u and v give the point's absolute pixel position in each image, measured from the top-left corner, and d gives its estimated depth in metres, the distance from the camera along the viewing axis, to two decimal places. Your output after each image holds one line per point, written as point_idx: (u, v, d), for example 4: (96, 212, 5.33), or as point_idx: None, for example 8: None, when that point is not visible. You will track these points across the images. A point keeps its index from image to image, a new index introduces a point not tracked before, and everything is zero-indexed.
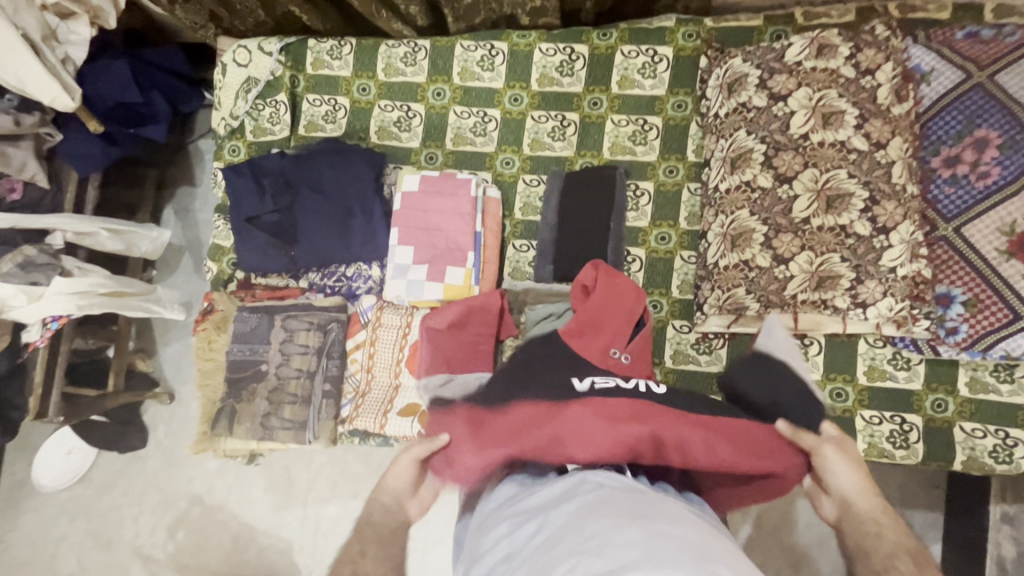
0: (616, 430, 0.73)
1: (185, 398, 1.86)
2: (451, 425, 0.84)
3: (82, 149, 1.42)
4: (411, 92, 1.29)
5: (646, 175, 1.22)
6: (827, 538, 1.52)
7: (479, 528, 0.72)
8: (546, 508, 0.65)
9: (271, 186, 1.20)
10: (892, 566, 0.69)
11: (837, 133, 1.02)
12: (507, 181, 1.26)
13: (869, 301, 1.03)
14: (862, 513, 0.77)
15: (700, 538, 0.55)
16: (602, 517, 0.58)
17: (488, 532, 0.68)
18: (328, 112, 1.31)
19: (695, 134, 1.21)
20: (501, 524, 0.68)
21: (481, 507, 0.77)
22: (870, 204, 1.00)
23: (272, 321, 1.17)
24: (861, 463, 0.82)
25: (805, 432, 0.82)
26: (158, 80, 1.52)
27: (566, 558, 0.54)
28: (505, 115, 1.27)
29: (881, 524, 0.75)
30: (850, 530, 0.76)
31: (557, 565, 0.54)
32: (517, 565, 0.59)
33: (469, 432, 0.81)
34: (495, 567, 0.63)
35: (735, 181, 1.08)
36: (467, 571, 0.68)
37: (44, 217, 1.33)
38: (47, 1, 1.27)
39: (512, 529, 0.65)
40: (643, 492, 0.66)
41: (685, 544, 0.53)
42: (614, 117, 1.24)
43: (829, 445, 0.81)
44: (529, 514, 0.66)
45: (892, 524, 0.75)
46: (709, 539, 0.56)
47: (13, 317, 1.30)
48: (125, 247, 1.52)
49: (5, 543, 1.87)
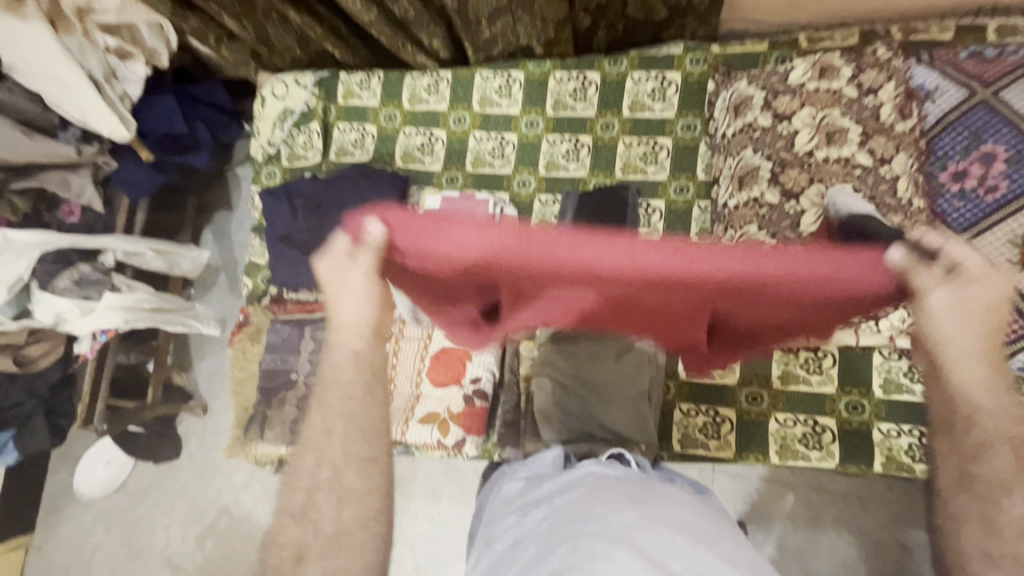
0: (639, 259, 0.60)
1: (217, 411, 1.94)
2: (458, 292, 0.76)
3: (133, 175, 1.54)
4: (434, 119, 1.38)
5: (657, 193, 1.27)
6: (853, 561, 1.49)
7: (501, 510, 0.90)
8: (553, 498, 0.83)
9: (303, 206, 1.29)
10: (987, 452, 0.69)
11: (841, 150, 1.05)
12: (524, 200, 1.33)
13: (883, 315, 1.06)
14: (957, 343, 0.67)
15: (678, 514, 0.74)
16: (608, 501, 0.76)
17: (502, 521, 0.86)
18: (357, 139, 1.41)
19: (705, 154, 1.26)
20: (514, 514, 0.86)
21: (496, 500, 0.95)
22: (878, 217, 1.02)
23: (302, 332, 1.24)
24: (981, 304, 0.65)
25: (911, 271, 0.63)
26: (203, 113, 1.65)
27: (580, 531, 0.71)
28: (521, 139, 1.34)
29: (975, 364, 0.68)
30: (941, 359, 0.70)
31: (572, 536, 0.71)
32: (537, 535, 0.76)
33: (459, 278, 0.70)
34: (516, 538, 0.80)
35: (743, 198, 1.12)
36: (490, 542, 0.84)
37: (99, 238, 1.43)
38: (109, 44, 1.41)
39: (523, 516, 0.83)
40: (634, 478, 0.86)
41: (666, 520, 0.73)
42: (626, 139, 1.30)
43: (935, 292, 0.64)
44: (539, 505, 0.84)
45: (990, 376, 0.68)
46: (687, 515, 0.76)
47: (67, 329, 1.41)
48: (168, 266, 1.64)
49: (45, 549, 1.96)
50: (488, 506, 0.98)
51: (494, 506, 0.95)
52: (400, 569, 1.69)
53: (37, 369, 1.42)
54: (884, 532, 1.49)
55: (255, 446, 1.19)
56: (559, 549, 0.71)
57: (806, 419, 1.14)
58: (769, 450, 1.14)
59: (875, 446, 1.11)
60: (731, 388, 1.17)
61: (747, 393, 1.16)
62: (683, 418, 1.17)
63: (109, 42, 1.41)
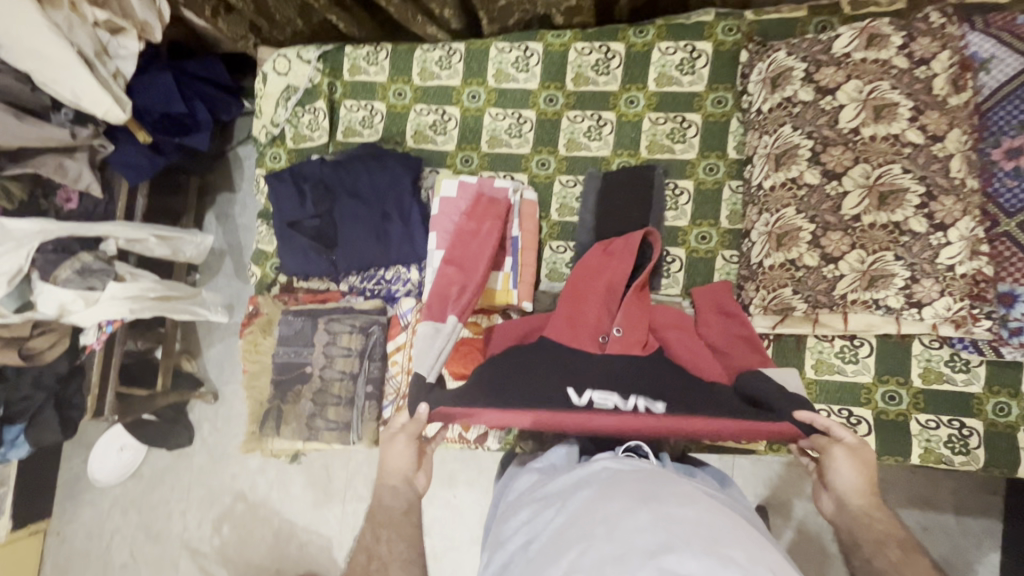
0: (612, 428, 0.94)
1: (228, 398, 1.92)
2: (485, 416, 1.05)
3: (131, 159, 1.47)
4: (446, 96, 1.30)
5: (685, 174, 1.20)
6: None
7: (506, 515, 0.80)
8: (564, 494, 0.72)
9: (311, 191, 1.22)
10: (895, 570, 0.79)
11: (890, 127, 0.98)
12: (543, 182, 1.26)
13: (925, 301, 0.99)
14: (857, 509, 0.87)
15: (701, 517, 0.59)
16: (616, 502, 0.63)
17: (513, 518, 0.76)
18: (365, 118, 1.33)
19: (737, 131, 1.19)
20: (525, 511, 0.76)
21: (511, 496, 0.86)
22: (927, 200, 0.96)
23: (316, 323, 1.19)
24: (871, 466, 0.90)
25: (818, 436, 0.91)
26: (201, 91, 1.57)
27: (577, 544, 0.58)
28: (540, 116, 1.27)
29: (872, 516, 0.86)
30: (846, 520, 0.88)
31: (569, 549, 0.58)
32: (536, 545, 0.65)
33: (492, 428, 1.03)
34: (519, 548, 0.69)
35: (780, 178, 1.05)
36: (494, 552, 0.75)
37: (100, 225, 1.38)
38: (98, 17, 1.32)
39: (534, 514, 0.72)
40: (653, 472, 0.72)
41: (690, 524, 0.57)
42: (651, 115, 1.22)
43: (837, 446, 0.90)
44: (549, 502, 0.73)
45: (884, 518, 0.86)
46: (719, 519, 0.60)
47: (72, 321, 1.36)
48: (172, 252, 1.58)
49: (64, 534, 1.97)
50: (501, 504, 0.89)
51: (509, 502, 0.86)
52: None
53: (45, 362, 1.38)
54: None
55: (272, 441, 1.16)
56: (561, 555, 0.59)
57: (841, 410, 1.10)
58: None
59: (912, 437, 1.07)
60: None
61: None
62: None
63: (98, 15, 1.32)
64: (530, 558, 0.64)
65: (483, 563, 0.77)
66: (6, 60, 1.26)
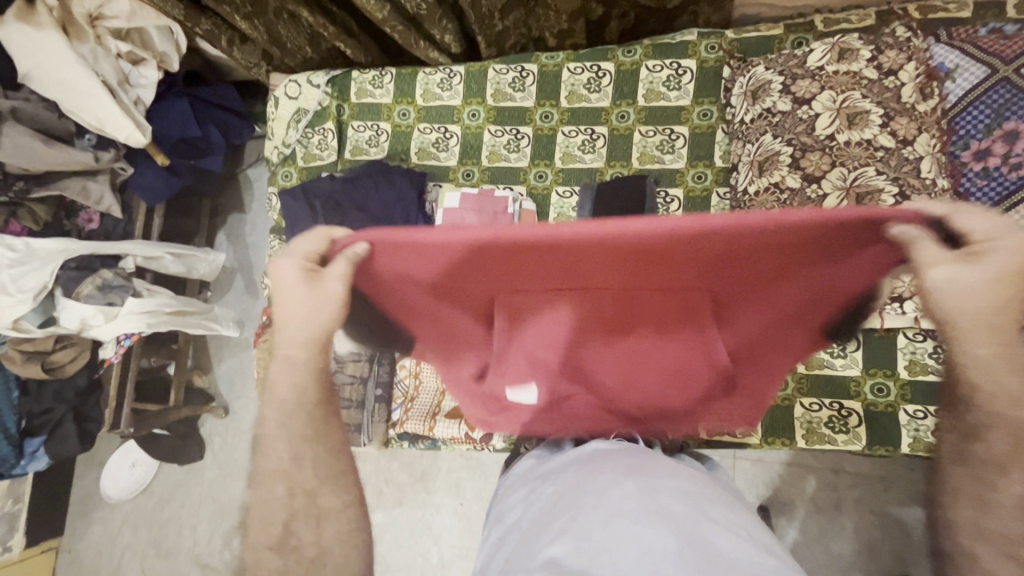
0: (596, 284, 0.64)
1: (239, 411, 1.96)
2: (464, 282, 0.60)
3: (149, 180, 1.55)
4: (448, 115, 1.38)
5: (675, 182, 1.27)
6: (877, 543, 1.50)
7: (501, 497, 0.84)
8: (557, 471, 0.76)
9: (322, 206, 1.29)
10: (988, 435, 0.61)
11: (864, 132, 1.05)
12: (541, 193, 1.33)
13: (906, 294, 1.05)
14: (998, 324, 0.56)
15: (683, 487, 0.64)
16: (605, 476, 0.67)
17: (511, 494, 0.80)
18: (371, 137, 1.41)
19: (722, 141, 1.26)
20: (523, 487, 0.80)
21: (510, 476, 0.90)
22: (901, 199, 1.02)
23: None
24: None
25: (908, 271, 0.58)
26: (214, 116, 1.66)
27: (568, 512, 0.62)
28: (536, 132, 1.34)
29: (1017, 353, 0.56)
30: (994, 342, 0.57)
31: (560, 516, 0.62)
32: (529, 518, 0.69)
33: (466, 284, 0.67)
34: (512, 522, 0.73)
35: (763, 184, 1.12)
36: (488, 530, 0.78)
37: (120, 243, 1.44)
38: (121, 50, 1.42)
39: (531, 489, 0.76)
40: (643, 452, 0.77)
41: (672, 492, 0.63)
42: (641, 128, 1.29)
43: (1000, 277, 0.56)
44: (544, 479, 0.77)
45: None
46: (699, 490, 0.66)
47: (92, 335, 1.41)
48: (186, 269, 1.65)
49: (75, 552, 1.99)
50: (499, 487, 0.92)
51: (507, 483, 0.90)
52: (426, 562, 1.71)
53: (66, 375, 1.44)
54: (908, 512, 1.50)
55: None
56: (553, 521, 0.63)
57: (832, 403, 1.14)
58: (796, 434, 1.14)
59: (901, 428, 1.10)
60: None
61: None
62: None
63: (121, 47, 1.41)
64: (524, 527, 0.68)
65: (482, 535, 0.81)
66: (36, 91, 1.35)
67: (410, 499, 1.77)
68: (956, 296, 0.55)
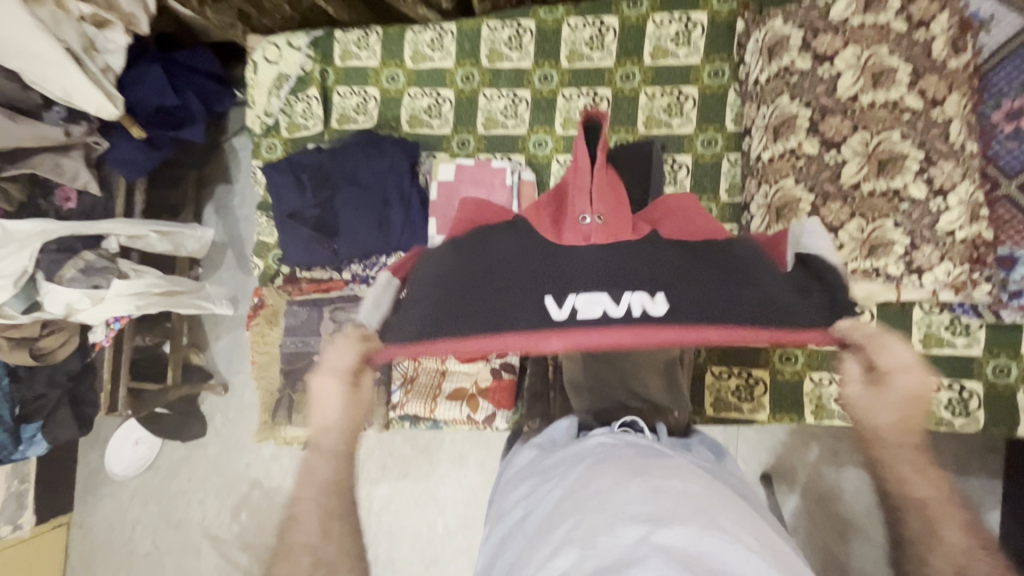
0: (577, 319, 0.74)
1: (238, 388, 1.95)
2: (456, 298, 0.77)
3: (128, 155, 1.46)
4: (440, 78, 1.29)
5: (684, 148, 1.20)
6: (878, 507, 1.51)
7: (503, 493, 0.82)
8: (560, 468, 0.74)
9: (310, 180, 1.22)
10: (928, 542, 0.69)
11: (890, 93, 0.97)
12: (542, 162, 1.25)
13: (926, 267, 1.00)
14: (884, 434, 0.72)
15: (690, 489, 0.61)
16: (608, 476, 0.64)
17: (513, 492, 0.78)
18: (359, 104, 1.32)
19: (734, 102, 1.18)
20: (523, 485, 0.78)
21: (510, 470, 0.88)
22: (926, 165, 0.96)
23: (321, 313, 1.18)
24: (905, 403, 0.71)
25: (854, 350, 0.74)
26: (192, 83, 1.55)
27: (570, 516, 0.60)
28: (535, 96, 1.25)
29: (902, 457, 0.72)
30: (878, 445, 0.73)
31: (561, 523, 0.60)
32: (531, 520, 0.67)
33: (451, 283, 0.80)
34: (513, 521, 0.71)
35: (779, 150, 1.05)
36: (490, 529, 0.77)
37: (99, 222, 1.38)
38: (83, 12, 1.30)
39: (533, 487, 0.74)
40: (649, 450, 0.73)
41: (677, 494, 0.60)
42: (648, 90, 1.21)
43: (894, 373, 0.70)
44: (546, 477, 0.75)
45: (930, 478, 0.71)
46: (706, 492, 0.63)
47: (80, 319, 1.38)
48: (173, 247, 1.59)
49: (86, 526, 2.02)
50: (501, 479, 0.90)
51: (509, 478, 0.87)
52: (432, 531, 1.74)
53: (57, 361, 1.40)
54: None
55: (283, 431, 1.17)
56: (556, 528, 0.60)
57: None
58: (805, 409, 1.12)
59: None
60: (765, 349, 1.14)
61: (781, 353, 1.13)
62: (715, 380, 1.16)
63: (83, 9, 1.30)
64: (526, 532, 0.66)
65: (483, 535, 0.79)
66: None
67: (414, 471, 1.77)
68: (866, 412, 0.73)
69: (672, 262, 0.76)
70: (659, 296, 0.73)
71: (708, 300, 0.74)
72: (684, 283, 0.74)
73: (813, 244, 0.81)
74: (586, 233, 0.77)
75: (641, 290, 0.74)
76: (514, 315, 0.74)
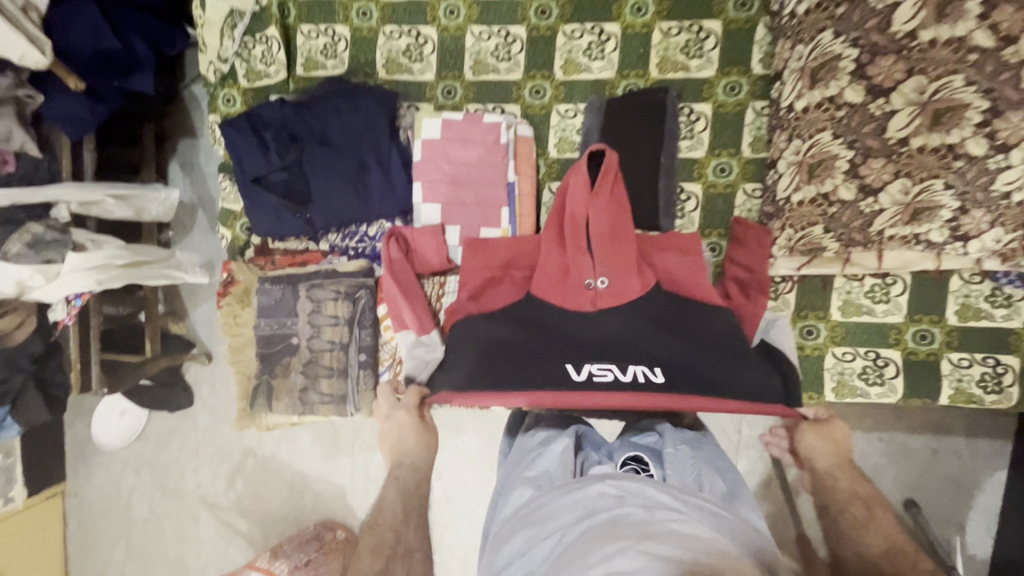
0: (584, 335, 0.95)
1: (222, 357, 1.86)
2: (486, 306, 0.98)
3: (69, 110, 1.28)
4: (419, 13, 1.10)
5: (703, 96, 1.04)
6: (883, 469, 1.48)
7: (499, 544, 0.78)
8: (560, 524, 0.71)
9: (274, 139, 1.06)
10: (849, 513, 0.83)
11: (958, 27, 0.80)
12: (539, 113, 1.10)
13: (972, 234, 0.89)
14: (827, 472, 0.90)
15: (698, 551, 0.57)
16: (608, 541, 0.60)
17: (509, 545, 0.75)
18: (327, 45, 1.14)
19: (763, 40, 1.02)
20: (520, 537, 0.74)
21: (506, 512, 0.85)
22: (992, 117, 0.81)
23: (297, 291, 1.06)
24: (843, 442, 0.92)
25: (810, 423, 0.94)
26: (136, 22, 1.34)
27: None
28: (531, 34, 1.08)
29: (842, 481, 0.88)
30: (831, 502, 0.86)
31: None
32: None
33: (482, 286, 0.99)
34: None
35: (815, 98, 0.91)
36: None
37: (46, 189, 1.26)
38: None
39: (532, 543, 0.71)
40: (653, 500, 0.69)
41: (683, 559, 0.55)
42: (662, 25, 1.04)
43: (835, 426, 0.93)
44: (545, 534, 0.71)
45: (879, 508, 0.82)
46: (717, 554, 0.57)
47: (33, 297, 1.24)
48: (135, 212, 1.44)
49: (81, 495, 2.00)
50: (497, 522, 0.87)
51: (505, 520, 0.84)
52: (432, 497, 1.72)
53: (15, 344, 1.28)
54: (918, 440, 1.47)
55: (264, 419, 1.08)
56: None
57: (868, 352, 1.03)
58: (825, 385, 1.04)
59: (942, 378, 1.00)
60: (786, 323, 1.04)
61: (801, 327, 1.05)
62: None
63: None
64: None
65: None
66: None
67: None
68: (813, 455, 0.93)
69: (663, 318, 0.94)
70: (658, 371, 0.90)
71: (693, 373, 0.90)
72: (676, 355, 0.91)
73: (778, 339, 0.98)
74: (592, 296, 0.94)
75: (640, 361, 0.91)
76: (533, 368, 0.90)
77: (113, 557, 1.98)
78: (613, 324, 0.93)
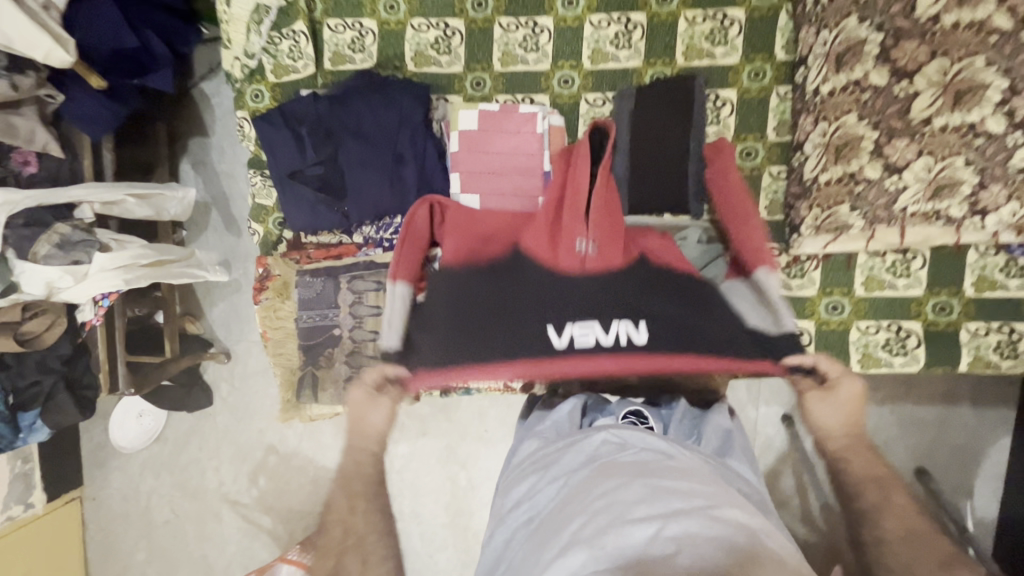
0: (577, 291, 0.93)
1: (241, 355, 1.86)
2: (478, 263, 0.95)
3: (89, 109, 1.28)
4: (446, 5, 1.12)
5: (728, 83, 1.08)
6: (894, 440, 1.55)
7: (506, 487, 0.84)
8: (565, 468, 0.76)
9: (310, 134, 1.07)
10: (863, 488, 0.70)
11: (976, 11, 0.85)
12: (568, 103, 1.12)
13: (990, 208, 0.94)
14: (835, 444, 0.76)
15: (697, 488, 0.62)
16: (612, 479, 0.65)
17: (516, 490, 0.79)
18: (354, 39, 1.15)
19: (786, 26, 1.05)
20: (526, 480, 0.80)
21: (516, 460, 0.90)
22: (1009, 96, 0.87)
23: (337, 283, 1.08)
24: (851, 402, 0.81)
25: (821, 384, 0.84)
26: (152, 19, 1.33)
27: (577, 517, 0.61)
28: (558, 24, 1.10)
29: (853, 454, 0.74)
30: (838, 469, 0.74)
31: (568, 523, 0.62)
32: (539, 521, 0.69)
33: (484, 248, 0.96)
34: (520, 524, 0.73)
35: (841, 82, 0.94)
36: (495, 527, 0.79)
37: (68, 190, 1.25)
38: None
39: (538, 483, 0.77)
40: (650, 444, 0.74)
41: (682, 493, 0.60)
42: (688, 13, 1.06)
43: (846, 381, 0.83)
44: (551, 476, 0.76)
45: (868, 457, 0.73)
46: (716, 491, 0.63)
47: (63, 298, 1.25)
48: (155, 212, 1.44)
49: (100, 499, 1.99)
50: (506, 468, 0.94)
51: (514, 467, 0.89)
52: (457, 485, 1.74)
53: (46, 345, 1.28)
54: (927, 410, 1.54)
55: (308, 410, 1.10)
56: (564, 527, 0.61)
57: (891, 325, 1.07)
58: (851, 358, 1.09)
59: (962, 346, 1.05)
60: (810, 300, 1.09)
61: (827, 303, 1.09)
62: None
63: None
64: (533, 530, 0.68)
65: (486, 535, 0.81)
66: None
67: (433, 430, 1.75)
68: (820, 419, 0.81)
69: (654, 288, 0.91)
70: (641, 325, 0.89)
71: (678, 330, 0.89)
72: (660, 312, 0.90)
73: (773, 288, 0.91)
74: (581, 258, 0.91)
75: (623, 317, 0.89)
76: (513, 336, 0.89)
77: (136, 559, 1.97)
78: (599, 278, 0.91)
